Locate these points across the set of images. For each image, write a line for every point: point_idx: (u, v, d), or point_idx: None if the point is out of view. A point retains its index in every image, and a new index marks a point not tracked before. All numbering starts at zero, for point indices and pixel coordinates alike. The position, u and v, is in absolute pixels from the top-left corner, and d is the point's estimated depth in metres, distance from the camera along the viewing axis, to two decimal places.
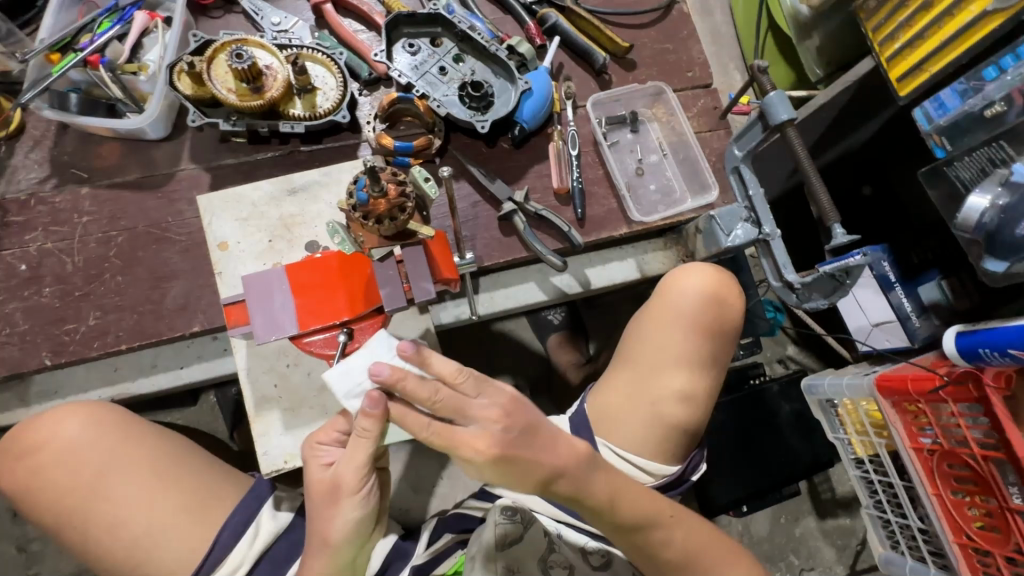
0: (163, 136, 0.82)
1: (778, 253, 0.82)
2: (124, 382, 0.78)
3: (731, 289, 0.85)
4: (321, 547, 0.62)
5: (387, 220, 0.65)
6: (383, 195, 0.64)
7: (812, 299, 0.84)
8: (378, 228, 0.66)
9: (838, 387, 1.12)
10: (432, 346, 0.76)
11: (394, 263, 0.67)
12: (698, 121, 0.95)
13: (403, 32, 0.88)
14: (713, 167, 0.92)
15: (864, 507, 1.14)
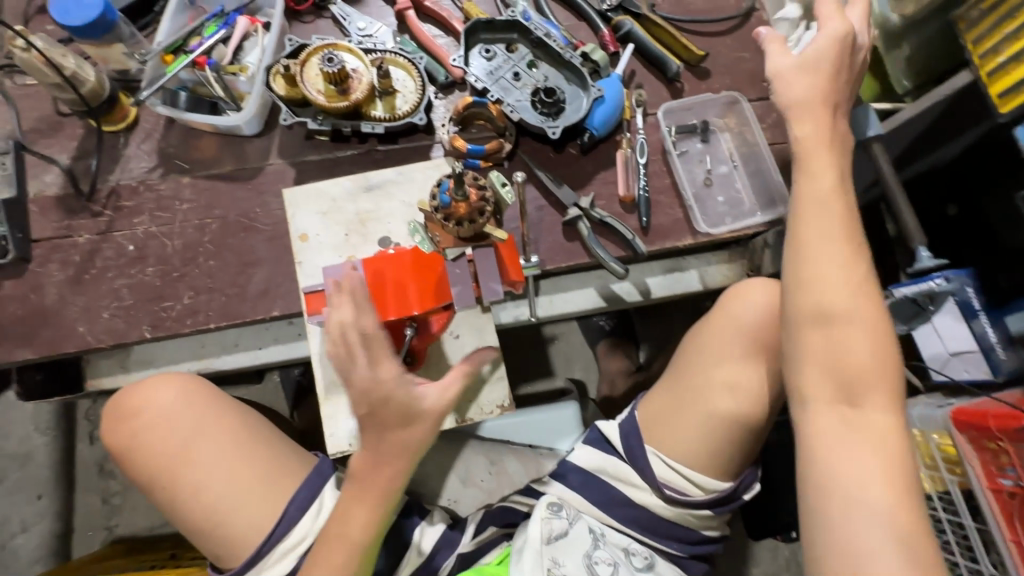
0: (255, 132, 0.88)
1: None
2: (209, 357, 0.84)
3: None
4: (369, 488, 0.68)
5: (467, 222, 0.76)
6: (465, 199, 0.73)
7: None
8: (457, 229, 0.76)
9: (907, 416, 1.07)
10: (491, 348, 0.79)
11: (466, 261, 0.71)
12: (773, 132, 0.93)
13: (480, 38, 0.90)
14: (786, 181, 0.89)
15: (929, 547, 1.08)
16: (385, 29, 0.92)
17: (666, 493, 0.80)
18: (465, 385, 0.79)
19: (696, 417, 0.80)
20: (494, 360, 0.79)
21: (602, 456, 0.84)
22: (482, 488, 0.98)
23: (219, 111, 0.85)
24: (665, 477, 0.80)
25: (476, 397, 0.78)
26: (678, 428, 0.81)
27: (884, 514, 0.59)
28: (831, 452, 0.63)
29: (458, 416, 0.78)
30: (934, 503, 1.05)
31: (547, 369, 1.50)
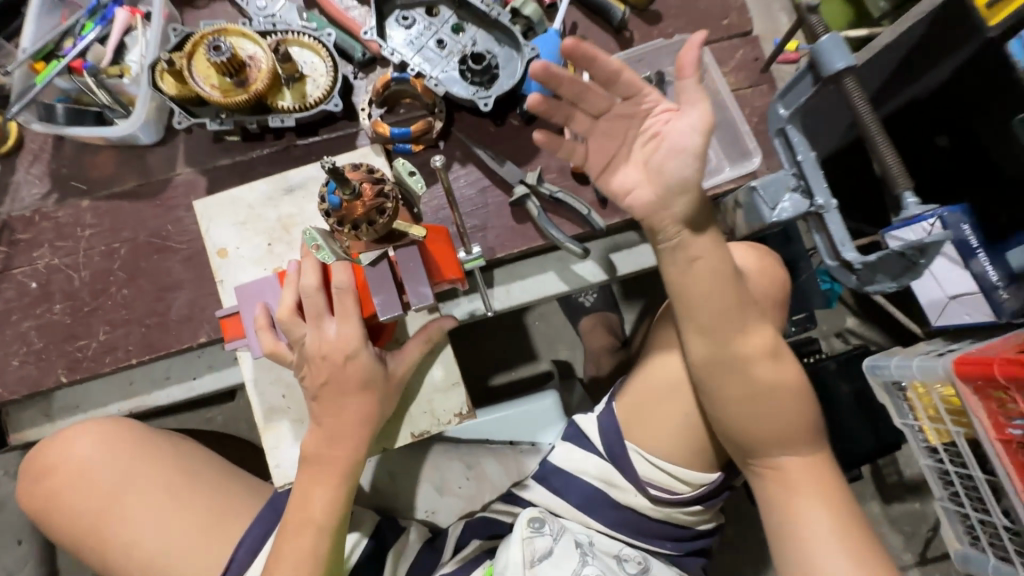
0: (156, 141, 0.78)
1: (834, 228, 0.69)
2: (139, 395, 0.77)
3: (770, 269, 0.76)
4: (313, 529, 0.63)
5: (366, 225, 0.56)
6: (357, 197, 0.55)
7: (878, 282, 0.69)
8: (357, 234, 0.57)
9: (906, 368, 1.00)
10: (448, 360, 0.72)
11: (387, 265, 0.58)
12: (736, 76, 0.83)
13: (396, 4, 0.80)
14: (755, 129, 0.79)
15: (938, 499, 1.03)
16: (289, 5, 0.82)
17: (650, 491, 0.74)
18: (418, 396, 0.71)
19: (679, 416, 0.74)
20: (447, 364, 0.72)
21: (584, 455, 0.78)
22: (460, 496, 0.91)
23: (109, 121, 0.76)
24: (647, 476, 0.74)
25: (431, 408, 0.71)
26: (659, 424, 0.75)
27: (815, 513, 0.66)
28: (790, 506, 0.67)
29: (413, 429, 0.71)
30: (940, 455, 1.00)
31: (530, 354, 1.43)
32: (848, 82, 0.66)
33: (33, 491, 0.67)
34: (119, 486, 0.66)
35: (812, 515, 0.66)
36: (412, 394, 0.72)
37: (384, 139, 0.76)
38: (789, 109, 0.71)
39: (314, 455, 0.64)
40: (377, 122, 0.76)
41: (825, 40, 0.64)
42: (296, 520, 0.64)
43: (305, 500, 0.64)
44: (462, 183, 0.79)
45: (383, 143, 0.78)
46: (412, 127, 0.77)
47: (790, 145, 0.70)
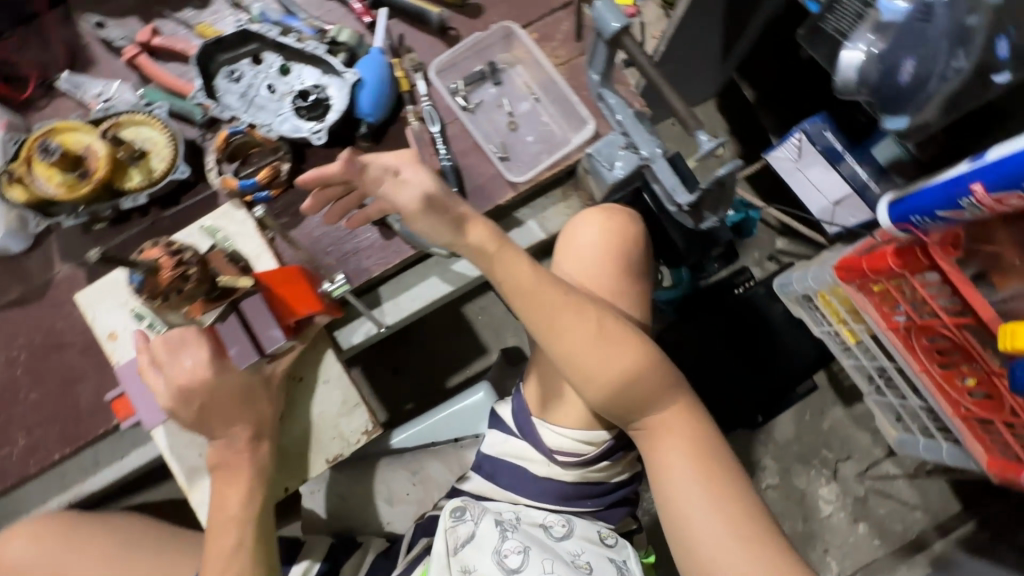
0: (28, 246, 0.81)
1: (664, 175, 0.72)
2: (74, 485, 0.81)
3: (629, 234, 0.80)
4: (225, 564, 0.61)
5: (174, 292, 0.56)
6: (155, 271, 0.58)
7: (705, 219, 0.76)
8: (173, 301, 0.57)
9: (805, 281, 1.03)
10: (344, 384, 0.77)
11: (234, 321, 0.60)
12: (564, 48, 0.85)
13: (221, 60, 0.82)
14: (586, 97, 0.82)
15: (867, 395, 1.07)
16: (123, 86, 0.84)
17: (558, 459, 0.80)
18: (323, 424, 0.76)
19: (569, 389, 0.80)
20: (345, 389, 0.77)
21: (502, 437, 0.84)
22: (410, 501, 0.96)
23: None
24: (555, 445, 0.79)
25: (338, 430, 0.76)
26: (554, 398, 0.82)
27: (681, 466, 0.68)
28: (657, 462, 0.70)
29: (326, 455, 0.76)
30: (857, 354, 1.03)
31: (480, 348, 1.47)
32: (627, 40, 0.65)
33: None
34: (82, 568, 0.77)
35: (674, 467, 0.68)
36: (320, 423, 0.76)
37: (236, 193, 0.79)
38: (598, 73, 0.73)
39: (219, 469, 0.64)
40: (226, 177, 0.79)
41: (600, 7, 0.64)
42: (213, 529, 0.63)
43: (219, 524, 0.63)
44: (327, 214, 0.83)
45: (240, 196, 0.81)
46: (258, 176, 0.80)
47: (608, 107, 0.74)
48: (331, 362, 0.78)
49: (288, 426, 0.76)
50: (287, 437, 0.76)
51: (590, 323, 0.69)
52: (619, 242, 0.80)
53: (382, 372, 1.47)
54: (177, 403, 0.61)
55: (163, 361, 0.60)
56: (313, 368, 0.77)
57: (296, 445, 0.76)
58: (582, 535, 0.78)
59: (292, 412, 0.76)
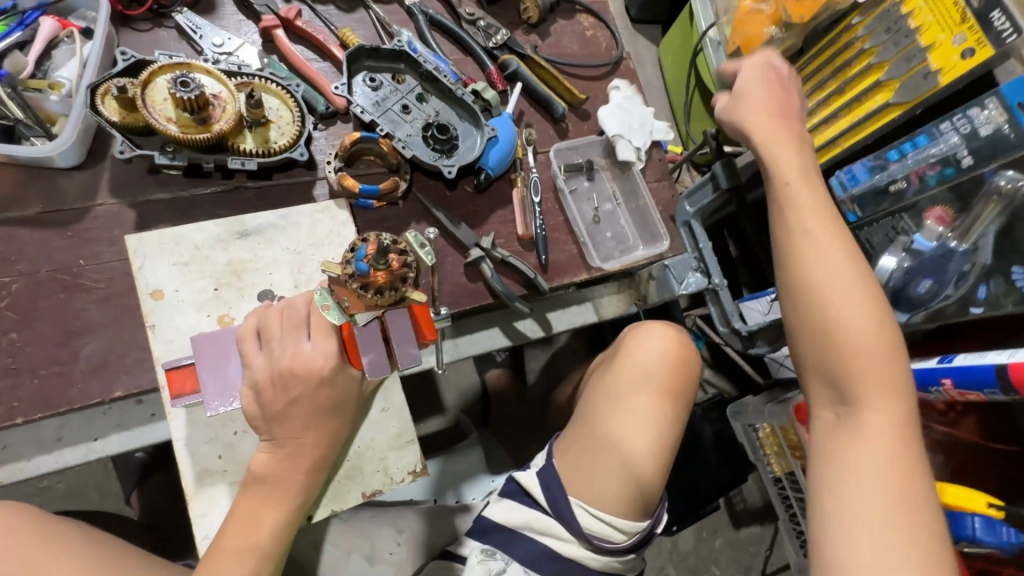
0: (74, 165, 0.69)
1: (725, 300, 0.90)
2: (17, 462, 0.64)
3: (688, 350, 0.96)
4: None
5: (387, 292, 0.57)
6: (385, 267, 0.56)
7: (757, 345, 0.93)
8: (376, 300, 0.58)
9: (761, 413, 1.25)
10: (407, 423, 0.72)
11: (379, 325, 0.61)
12: (647, 171, 1.00)
13: (364, 65, 0.84)
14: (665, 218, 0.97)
15: (782, 521, 1.28)
16: (248, 47, 0.80)
17: (594, 543, 0.82)
18: (372, 452, 0.70)
19: (616, 467, 0.83)
20: (405, 422, 0.72)
21: (524, 510, 0.86)
22: (391, 562, 0.89)
23: (17, 139, 0.66)
24: (592, 529, 0.82)
25: (385, 465, 0.70)
26: (596, 471, 0.84)
27: (863, 449, 0.61)
28: (843, 454, 0.62)
29: (364, 489, 0.69)
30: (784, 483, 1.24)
31: (438, 406, 1.39)
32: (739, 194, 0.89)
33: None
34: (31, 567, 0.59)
35: (855, 473, 0.60)
36: (366, 455, 0.70)
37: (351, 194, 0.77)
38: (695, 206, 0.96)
39: (268, 476, 0.60)
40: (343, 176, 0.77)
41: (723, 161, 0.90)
42: (235, 546, 0.58)
43: (246, 525, 0.59)
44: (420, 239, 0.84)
45: (348, 197, 0.79)
46: (379, 185, 0.80)
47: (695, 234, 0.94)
48: (396, 390, 0.73)
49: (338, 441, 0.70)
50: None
51: (862, 307, 0.65)
52: (679, 352, 0.95)
53: None
54: (271, 385, 0.60)
55: (282, 338, 0.61)
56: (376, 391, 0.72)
57: (335, 471, 0.69)
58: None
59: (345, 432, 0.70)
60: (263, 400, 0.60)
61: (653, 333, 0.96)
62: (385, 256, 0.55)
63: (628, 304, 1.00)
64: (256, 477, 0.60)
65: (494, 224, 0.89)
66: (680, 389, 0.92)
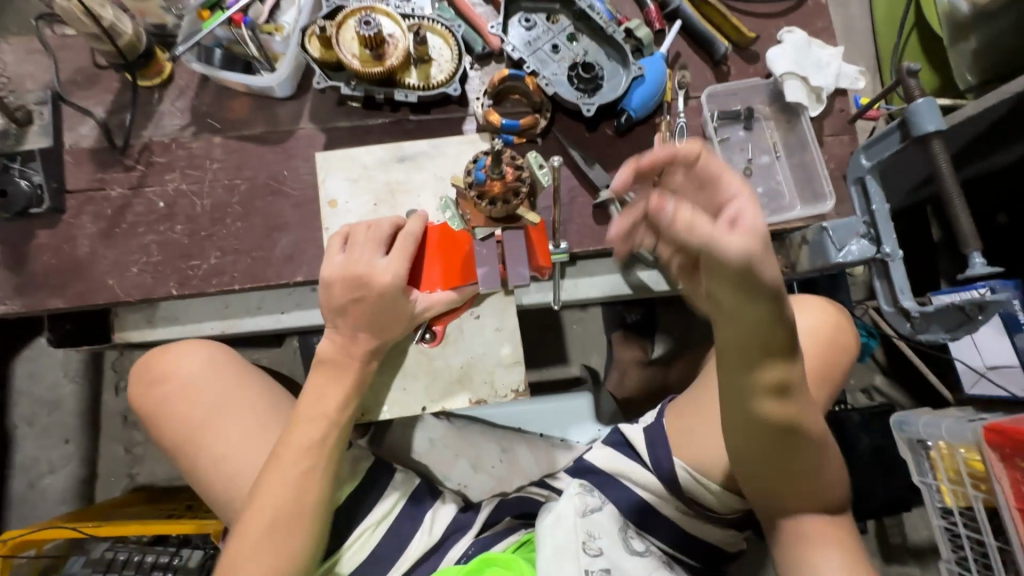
0: (288, 95, 0.87)
1: (897, 276, 0.75)
2: (233, 318, 0.86)
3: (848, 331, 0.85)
4: (311, 452, 0.69)
5: (502, 202, 0.70)
6: (500, 178, 0.70)
7: None
8: (489, 208, 0.70)
9: (935, 428, 1.03)
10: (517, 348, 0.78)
11: (494, 243, 0.70)
12: (823, 122, 0.87)
13: (522, 6, 0.87)
14: (832, 175, 0.85)
15: (943, 561, 1.06)
16: None
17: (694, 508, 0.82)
18: (484, 364, 0.77)
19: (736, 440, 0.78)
20: (515, 344, 0.78)
21: (623, 461, 0.86)
22: (492, 474, 0.98)
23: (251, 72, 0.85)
24: (693, 491, 0.81)
25: (493, 378, 0.77)
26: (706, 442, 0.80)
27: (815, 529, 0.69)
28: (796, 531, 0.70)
29: (472, 395, 0.76)
30: (955, 517, 1.02)
31: (562, 356, 1.44)
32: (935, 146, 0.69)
33: (135, 397, 0.77)
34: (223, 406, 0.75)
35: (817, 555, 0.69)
36: (478, 367, 0.77)
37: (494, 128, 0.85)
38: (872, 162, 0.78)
39: (333, 360, 0.72)
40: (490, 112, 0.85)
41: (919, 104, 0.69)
42: (307, 416, 0.70)
43: (318, 400, 0.71)
44: None
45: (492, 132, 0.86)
46: (520, 121, 0.85)
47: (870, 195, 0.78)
48: (510, 314, 0.78)
49: (455, 348, 0.77)
50: (443, 361, 0.77)
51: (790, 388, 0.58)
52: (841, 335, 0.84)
53: None
54: (344, 282, 0.69)
55: (356, 242, 0.70)
56: (491, 312, 0.78)
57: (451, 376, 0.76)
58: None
59: (460, 343, 0.77)
60: (332, 297, 0.70)
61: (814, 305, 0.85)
62: (502, 164, 0.68)
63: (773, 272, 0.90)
64: (324, 360, 0.73)
65: None
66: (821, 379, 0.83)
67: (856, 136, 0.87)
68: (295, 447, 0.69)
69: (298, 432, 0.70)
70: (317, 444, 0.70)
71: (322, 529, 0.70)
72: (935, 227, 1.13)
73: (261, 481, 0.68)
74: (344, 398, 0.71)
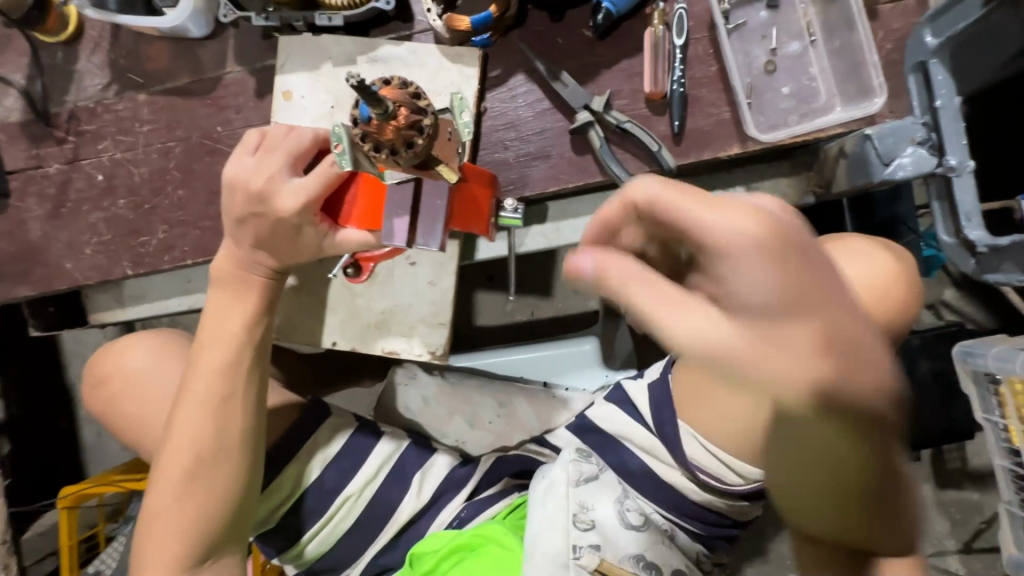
0: (206, 34, 0.75)
1: (962, 197, 0.57)
2: (198, 292, 0.82)
3: (897, 278, 0.69)
4: (218, 376, 0.69)
5: (395, 150, 0.49)
6: (389, 118, 0.47)
7: (1002, 270, 0.57)
8: (391, 159, 0.49)
9: (1008, 362, 0.86)
10: (438, 302, 0.76)
11: (413, 187, 0.58)
12: None
13: None
14: (884, 61, 0.64)
15: (1003, 502, 0.95)
16: None
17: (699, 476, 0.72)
18: (403, 315, 0.77)
19: None
20: (442, 302, 0.76)
21: (627, 421, 0.79)
22: (490, 429, 0.94)
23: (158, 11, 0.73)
24: (696, 459, 0.71)
25: (411, 332, 0.76)
26: (721, 412, 0.67)
27: None
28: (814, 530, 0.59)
29: (385, 345, 0.77)
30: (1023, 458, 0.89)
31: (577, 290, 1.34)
32: None
33: (94, 396, 0.86)
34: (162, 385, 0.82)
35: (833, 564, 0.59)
36: (398, 314, 0.77)
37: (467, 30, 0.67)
38: (939, 38, 0.57)
39: (234, 277, 0.69)
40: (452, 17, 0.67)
41: None
42: (212, 338, 0.70)
43: (222, 316, 0.71)
44: (522, 101, 0.71)
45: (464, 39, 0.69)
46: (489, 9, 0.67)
47: (931, 84, 0.57)
48: (449, 271, 0.76)
49: (382, 291, 0.77)
50: (365, 302, 0.77)
51: None
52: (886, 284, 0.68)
53: (476, 280, 1.36)
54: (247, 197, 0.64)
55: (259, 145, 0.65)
56: (427, 261, 0.76)
57: (372, 317, 0.77)
58: (652, 560, 0.70)
59: (387, 286, 0.76)
60: (234, 204, 0.65)
61: (853, 248, 0.70)
62: (387, 102, 0.46)
63: (797, 197, 0.73)
64: (224, 277, 0.70)
65: (616, 80, 0.70)
66: (870, 334, 0.68)
67: (926, 0, 0.64)
68: (208, 369, 0.69)
69: (205, 356, 0.70)
70: (226, 359, 0.70)
71: (249, 449, 0.71)
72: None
73: (175, 406, 0.70)
74: (250, 317, 0.70)
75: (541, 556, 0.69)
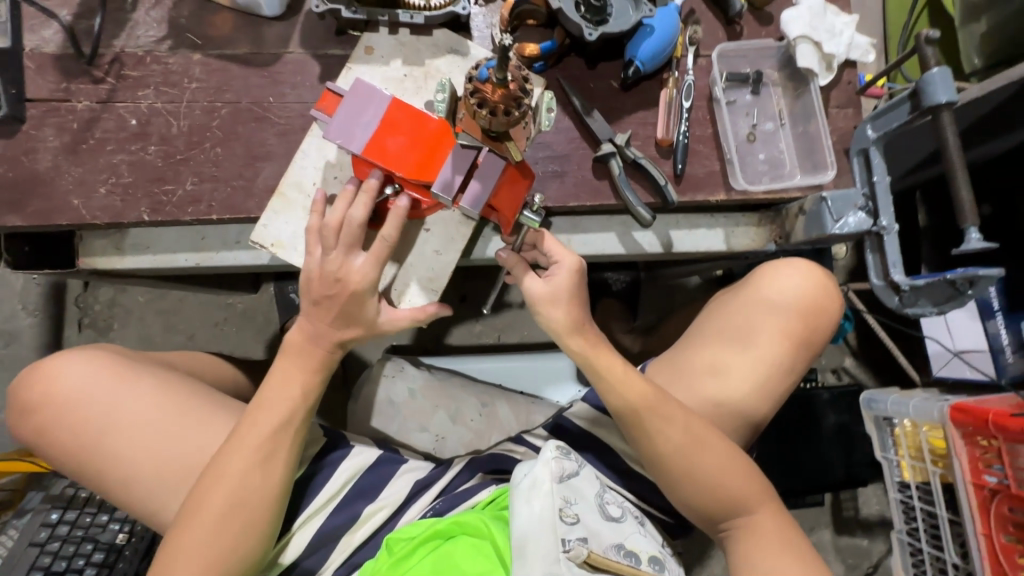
0: (275, 15, 0.80)
1: (890, 249, 0.76)
2: (208, 251, 0.82)
3: (830, 297, 0.84)
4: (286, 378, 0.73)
5: (500, 112, 0.61)
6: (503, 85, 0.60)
7: (919, 305, 0.77)
8: (490, 117, 0.62)
9: (903, 407, 1.05)
10: (438, 271, 0.78)
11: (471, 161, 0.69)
12: (830, 94, 0.86)
13: None
14: (835, 147, 0.83)
15: (895, 531, 1.12)
16: None
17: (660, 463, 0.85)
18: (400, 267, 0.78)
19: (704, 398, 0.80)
20: (441, 271, 0.78)
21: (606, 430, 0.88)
22: (470, 427, 0.98)
23: None
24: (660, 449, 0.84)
25: (404, 287, 0.77)
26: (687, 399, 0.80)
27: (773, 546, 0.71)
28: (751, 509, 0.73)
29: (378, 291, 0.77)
30: (911, 490, 1.07)
31: None
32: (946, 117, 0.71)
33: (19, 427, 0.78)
34: (109, 411, 0.76)
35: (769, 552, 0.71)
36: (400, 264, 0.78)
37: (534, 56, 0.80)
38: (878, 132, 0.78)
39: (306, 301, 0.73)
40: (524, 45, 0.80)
41: (934, 74, 0.70)
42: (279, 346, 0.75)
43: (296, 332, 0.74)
44: (555, 127, 0.83)
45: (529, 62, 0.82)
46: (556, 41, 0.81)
47: (871, 166, 0.77)
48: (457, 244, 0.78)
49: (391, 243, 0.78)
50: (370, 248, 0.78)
51: None
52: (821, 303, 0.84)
53: (450, 298, 1.41)
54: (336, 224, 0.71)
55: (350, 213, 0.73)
56: (442, 228, 0.78)
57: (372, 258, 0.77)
58: (629, 547, 0.75)
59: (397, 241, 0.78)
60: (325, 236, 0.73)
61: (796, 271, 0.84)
62: (507, 71, 0.59)
63: (762, 241, 0.90)
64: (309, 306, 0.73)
65: (633, 125, 0.84)
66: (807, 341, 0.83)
67: (862, 110, 0.86)
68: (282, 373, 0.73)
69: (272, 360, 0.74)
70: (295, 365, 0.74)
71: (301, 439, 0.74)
72: (922, 213, 1.17)
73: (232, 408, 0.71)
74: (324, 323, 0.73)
75: (534, 554, 0.68)
